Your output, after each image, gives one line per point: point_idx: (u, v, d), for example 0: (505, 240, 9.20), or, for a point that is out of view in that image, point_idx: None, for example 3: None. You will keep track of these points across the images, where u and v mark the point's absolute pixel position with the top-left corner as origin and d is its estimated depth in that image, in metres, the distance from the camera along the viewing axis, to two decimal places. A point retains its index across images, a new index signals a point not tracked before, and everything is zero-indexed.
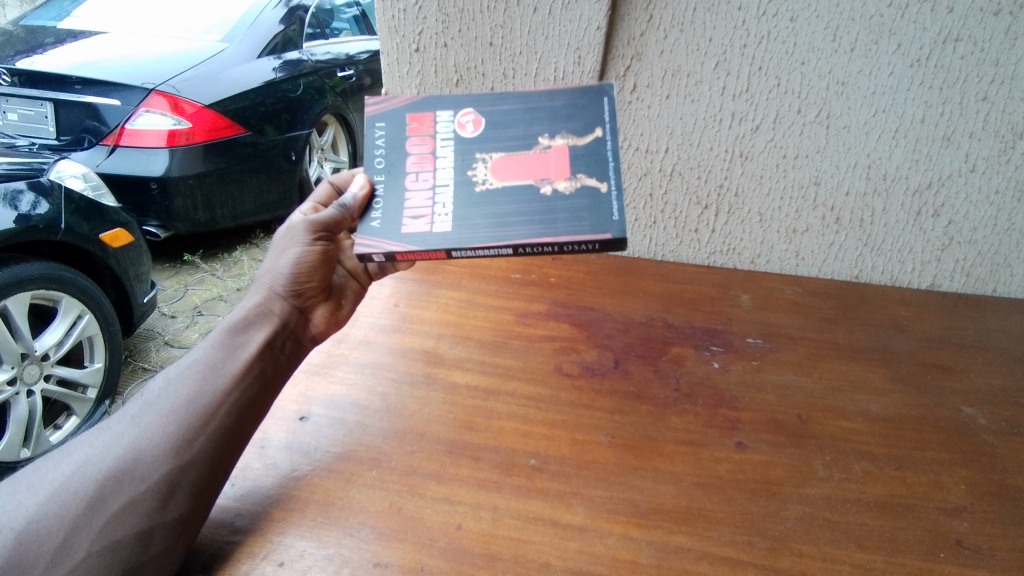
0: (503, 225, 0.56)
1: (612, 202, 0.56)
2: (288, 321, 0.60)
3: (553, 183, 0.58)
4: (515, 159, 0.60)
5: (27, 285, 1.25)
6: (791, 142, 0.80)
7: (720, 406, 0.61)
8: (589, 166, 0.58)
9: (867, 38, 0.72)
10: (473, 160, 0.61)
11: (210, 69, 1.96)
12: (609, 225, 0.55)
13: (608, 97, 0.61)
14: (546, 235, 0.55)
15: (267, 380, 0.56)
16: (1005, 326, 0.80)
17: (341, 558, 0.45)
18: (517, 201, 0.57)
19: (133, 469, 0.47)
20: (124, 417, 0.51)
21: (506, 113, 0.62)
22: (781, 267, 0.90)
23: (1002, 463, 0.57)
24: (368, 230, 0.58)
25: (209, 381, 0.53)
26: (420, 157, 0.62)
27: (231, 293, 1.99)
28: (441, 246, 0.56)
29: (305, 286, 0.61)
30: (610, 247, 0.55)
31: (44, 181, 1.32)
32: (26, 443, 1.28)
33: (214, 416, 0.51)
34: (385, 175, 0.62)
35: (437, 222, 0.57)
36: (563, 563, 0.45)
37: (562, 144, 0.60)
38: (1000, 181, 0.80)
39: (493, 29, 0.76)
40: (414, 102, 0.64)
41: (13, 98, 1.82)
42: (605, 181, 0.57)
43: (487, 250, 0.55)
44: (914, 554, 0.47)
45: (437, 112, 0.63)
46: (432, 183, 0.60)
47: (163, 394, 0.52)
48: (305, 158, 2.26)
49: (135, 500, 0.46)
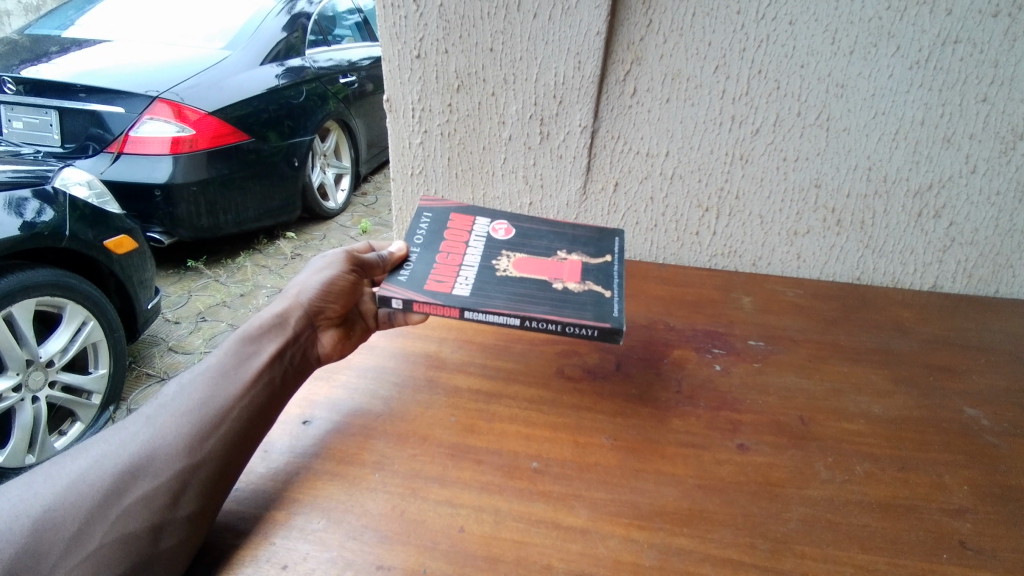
0: (519, 300, 0.59)
1: (613, 303, 0.60)
2: (299, 335, 0.61)
3: (565, 282, 0.63)
4: (535, 261, 0.66)
5: (32, 292, 1.26)
6: (792, 145, 0.80)
7: (722, 409, 0.61)
8: (597, 278, 0.64)
9: (866, 40, 0.72)
10: (499, 255, 0.67)
11: (213, 76, 1.97)
12: (610, 318, 0.58)
13: (619, 239, 0.73)
14: (553, 313, 0.57)
15: (275, 390, 0.56)
16: (1007, 326, 0.80)
17: (344, 561, 0.44)
18: (530, 287, 0.62)
19: (147, 465, 0.48)
20: (139, 418, 0.51)
21: (533, 230, 0.72)
22: (783, 269, 0.90)
23: (1005, 464, 0.57)
24: (394, 281, 0.62)
25: (221, 385, 0.53)
26: (454, 243, 0.68)
27: (234, 299, 2.01)
28: (456, 304, 0.59)
29: (325, 307, 0.62)
30: (606, 336, 0.57)
31: (49, 189, 1.33)
32: (31, 449, 1.30)
33: (225, 419, 0.52)
34: (421, 246, 0.68)
35: (457, 287, 0.61)
36: (565, 566, 0.44)
37: (577, 260, 0.67)
38: (1001, 182, 0.80)
39: (493, 35, 0.76)
40: (462, 208, 0.74)
41: (18, 107, 1.83)
42: (609, 289, 0.62)
43: (498, 317, 0.58)
44: (917, 555, 0.47)
45: (478, 219, 0.72)
46: (459, 263, 0.65)
47: (176, 397, 0.52)
48: (307, 163, 2.34)
49: (148, 496, 0.46)
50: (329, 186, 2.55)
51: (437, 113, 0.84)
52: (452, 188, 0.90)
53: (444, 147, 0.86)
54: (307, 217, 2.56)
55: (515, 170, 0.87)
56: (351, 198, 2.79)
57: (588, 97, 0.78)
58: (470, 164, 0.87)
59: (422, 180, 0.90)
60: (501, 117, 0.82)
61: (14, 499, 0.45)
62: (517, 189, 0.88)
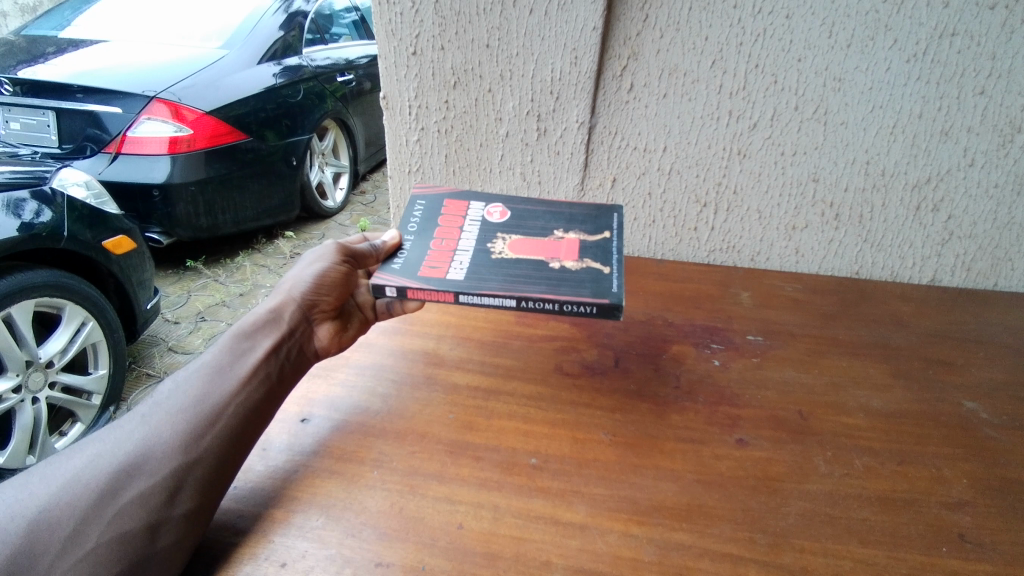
0: (514, 281, 0.59)
1: (612, 279, 0.60)
2: (295, 330, 0.60)
3: (562, 260, 0.63)
4: (531, 241, 0.66)
5: (31, 293, 1.26)
6: (789, 139, 0.80)
7: (721, 404, 0.61)
8: (595, 255, 0.64)
9: (863, 33, 0.72)
10: (495, 238, 0.67)
11: (210, 76, 1.97)
12: (609, 293, 0.57)
13: (618, 214, 0.72)
14: (550, 292, 0.58)
15: (272, 386, 0.56)
16: (1007, 320, 0.80)
17: (343, 559, 0.44)
18: (527, 267, 0.61)
19: (142, 465, 0.47)
20: (134, 416, 0.51)
21: (529, 211, 0.72)
22: (781, 264, 0.90)
23: (1004, 457, 0.57)
24: (388, 270, 0.62)
25: (216, 382, 0.53)
26: (449, 228, 0.68)
27: (233, 298, 2.01)
28: (450, 288, 0.59)
29: (319, 300, 0.62)
30: (606, 313, 0.57)
31: (46, 190, 1.33)
32: (32, 450, 1.30)
33: (220, 417, 0.51)
34: (415, 233, 0.67)
35: (451, 272, 0.61)
36: (564, 562, 0.44)
37: (574, 238, 0.67)
38: (999, 175, 0.80)
39: (489, 31, 0.76)
40: (455, 193, 0.74)
41: (15, 108, 1.82)
42: (608, 266, 0.62)
43: (494, 299, 0.58)
44: (915, 549, 0.47)
45: (472, 203, 0.72)
46: (453, 248, 0.65)
47: (171, 395, 0.52)
48: (306, 162, 2.34)
49: (144, 495, 0.46)
50: (327, 185, 2.55)
51: (434, 109, 0.84)
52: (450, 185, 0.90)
53: (442, 144, 0.86)
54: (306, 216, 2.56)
55: (512, 166, 0.87)
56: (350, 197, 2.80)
57: (585, 93, 0.78)
58: (467, 160, 0.87)
59: (420, 177, 0.90)
60: (498, 113, 0.82)
61: (10, 500, 0.45)
62: (515, 185, 0.88)
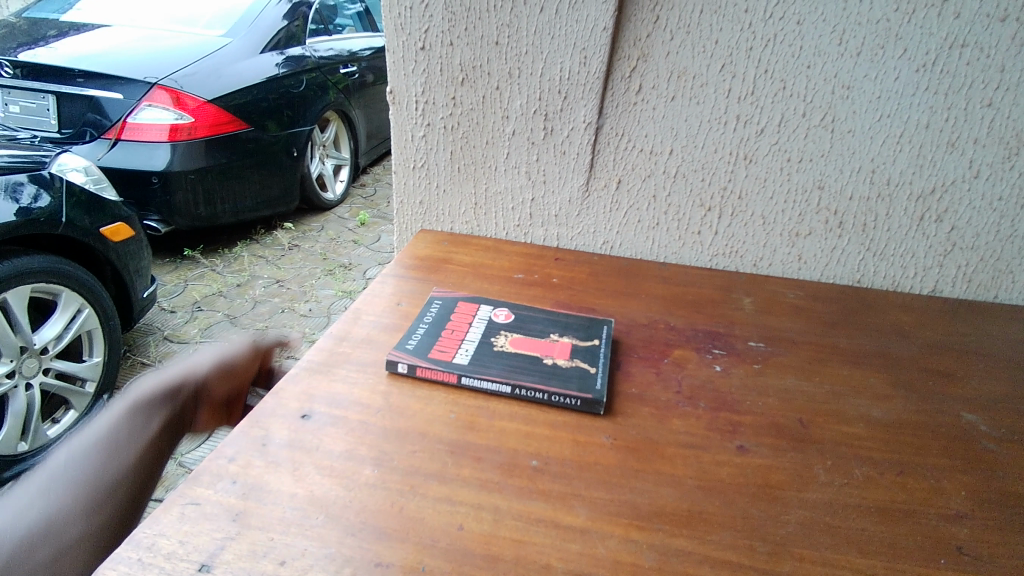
0: (511, 369, 0.63)
1: (598, 377, 0.62)
2: (187, 412, 0.63)
3: (555, 357, 0.65)
4: (529, 339, 0.68)
5: (27, 279, 1.24)
6: (795, 145, 0.80)
7: (721, 410, 0.61)
8: (585, 356, 0.66)
9: (874, 42, 0.72)
10: (496, 332, 0.69)
11: (213, 63, 1.95)
12: (592, 388, 0.60)
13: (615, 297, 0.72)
14: (541, 382, 0.61)
15: (154, 471, 0.58)
16: (1007, 333, 0.80)
17: (343, 558, 0.44)
18: (522, 363, 0.64)
19: (42, 534, 0.50)
20: (33, 485, 0.54)
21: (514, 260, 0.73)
22: (783, 270, 0.90)
23: (1003, 470, 0.57)
24: (403, 348, 0.65)
25: (107, 461, 0.55)
26: (458, 321, 0.71)
27: (231, 288, 2.00)
28: (454, 370, 0.62)
29: (217, 387, 0.65)
30: (588, 406, 0.60)
31: (45, 173, 1.31)
32: (24, 436, 1.27)
33: (113, 491, 0.54)
34: (428, 324, 0.70)
35: (458, 356, 0.64)
36: (563, 565, 0.44)
37: (568, 340, 0.68)
38: (1004, 188, 0.80)
39: (499, 28, 0.77)
40: (469, 296, 0.76)
41: (14, 90, 1.79)
42: (596, 367, 0.64)
43: (490, 383, 0.61)
44: (914, 560, 0.47)
45: (481, 304, 0.74)
46: (461, 337, 0.68)
47: (65, 467, 0.54)
48: (306, 154, 2.36)
49: (49, 564, 0.49)
50: (327, 177, 2.58)
51: (440, 105, 0.84)
52: (454, 182, 0.90)
53: (447, 140, 0.86)
54: (306, 207, 2.59)
55: (517, 165, 0.86)
56: (350, 191, 2.81)
57: (592, 93, 0.79)
58: (472, 158, 0.87)
59: (423, 173, 0.90)
60: (505, 111, 0.82)
61: None
62: (519, 184, 0.88)
